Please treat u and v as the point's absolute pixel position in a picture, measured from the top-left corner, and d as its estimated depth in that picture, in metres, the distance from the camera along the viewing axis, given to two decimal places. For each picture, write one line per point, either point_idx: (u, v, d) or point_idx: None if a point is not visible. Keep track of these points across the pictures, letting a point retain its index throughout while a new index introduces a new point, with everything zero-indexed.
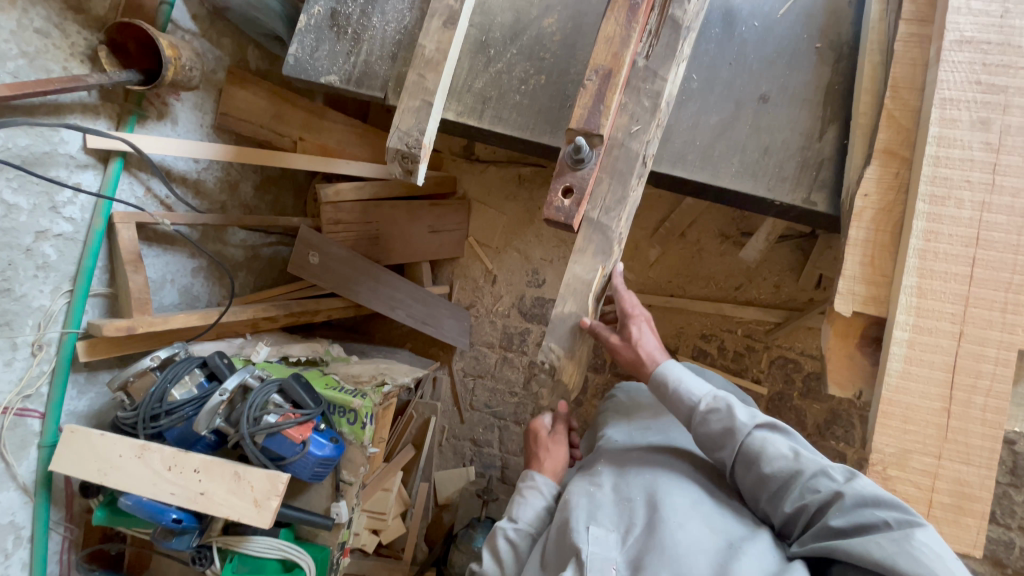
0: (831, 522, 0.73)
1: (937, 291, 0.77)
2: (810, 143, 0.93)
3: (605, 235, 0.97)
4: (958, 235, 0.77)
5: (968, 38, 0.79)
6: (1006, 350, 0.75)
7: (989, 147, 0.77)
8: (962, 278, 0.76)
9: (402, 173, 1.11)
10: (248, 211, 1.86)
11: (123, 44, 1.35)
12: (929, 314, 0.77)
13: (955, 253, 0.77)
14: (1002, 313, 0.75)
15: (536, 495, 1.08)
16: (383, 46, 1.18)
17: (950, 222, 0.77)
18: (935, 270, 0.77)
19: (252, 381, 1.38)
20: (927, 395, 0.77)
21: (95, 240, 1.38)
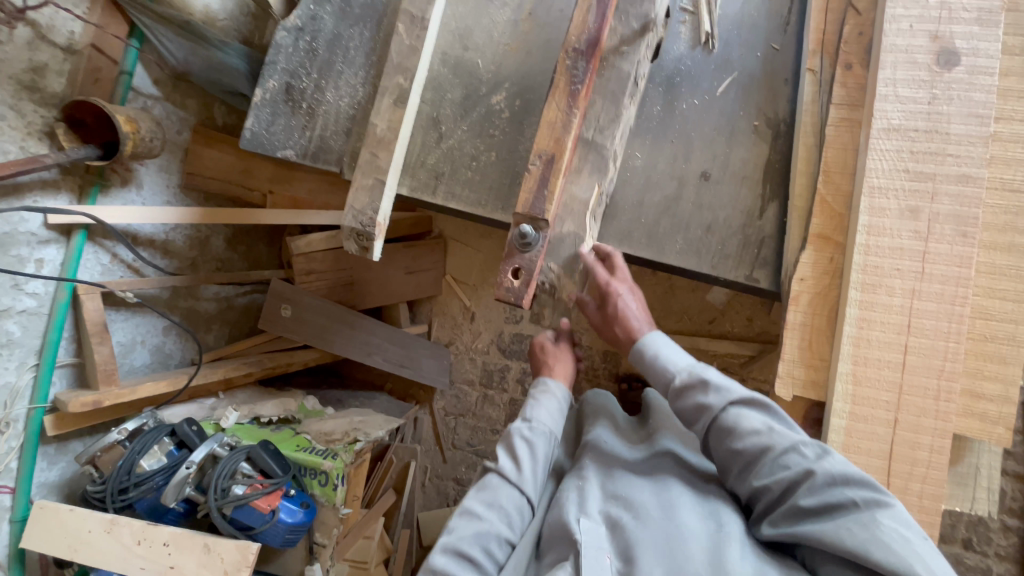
0: (801, 504, 0.74)
1: (872, 379, 0.78)
2: (751, 221, 0.95)
3: (600, 152, 0.95)
4: (890, 323, 0.78)
5: (895, 125, 0.80)
6: (940, 438, 0.76)
7: (918, 236, 0.78)
8: (895, 366, 0.78)
9: (358, 250, 1.12)
10: (220, 265, 1.87)
11: (81, 119, 1.35)
12: (865, 402, 0.78)
13: (887, 341, 0.78)
14: (935, 400, 0.76)
15: (550, 397, 1.13)
16: (338, 120, 1.20)
17: (882, 310, 0.78)
18: (869, 357, 0.78)
19: (220, 450, 1.39)
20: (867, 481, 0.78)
21: (59, 313, 1.38)
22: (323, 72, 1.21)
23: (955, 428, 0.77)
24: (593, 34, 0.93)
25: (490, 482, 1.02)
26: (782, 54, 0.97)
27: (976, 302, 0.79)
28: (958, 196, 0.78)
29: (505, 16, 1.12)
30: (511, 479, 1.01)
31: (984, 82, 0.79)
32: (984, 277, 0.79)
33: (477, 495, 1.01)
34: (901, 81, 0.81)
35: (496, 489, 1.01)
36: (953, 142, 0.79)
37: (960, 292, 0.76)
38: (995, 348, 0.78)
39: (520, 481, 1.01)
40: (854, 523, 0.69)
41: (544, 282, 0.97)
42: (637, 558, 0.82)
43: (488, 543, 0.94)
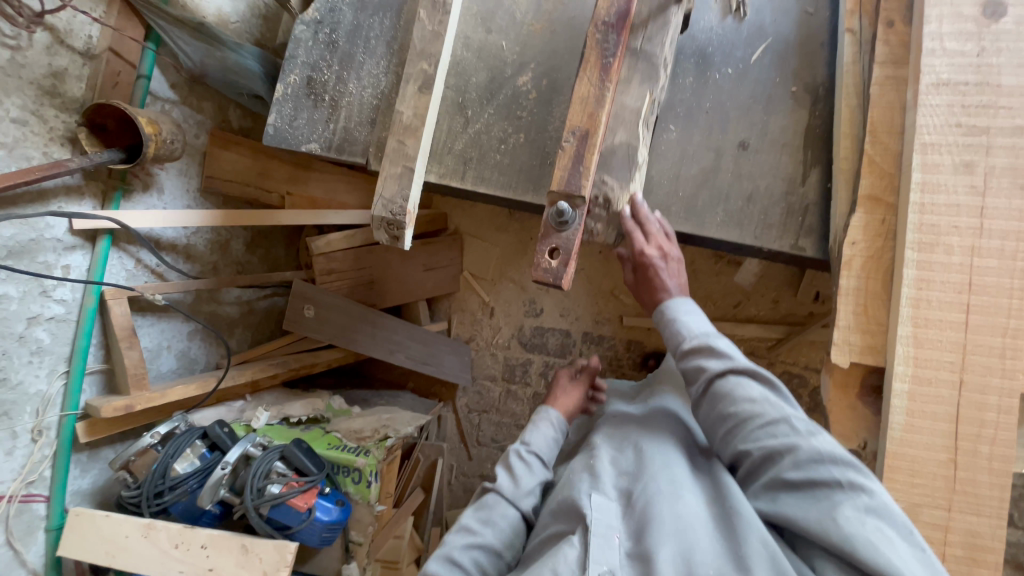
0: (785, 476, 0.77)
1: (934, 340, 0.76)
2: (793, 189, 0.93)
3: (650, 61, 0.94)
4: (951, 282, 0.75)
5: (945, 79, 0.78)
6: (1009, 398, 0.73)
7: (974, 191, 0.76)
8: (958, 325, 0.75)
9: (389, 240, 1.11)
10: (240, 268, 1.87)
11: (103, 124, 1.35)
12: (928, 364, 0.76)
13: (949, 300, 0.75)
14: (1002, 359, 0.73)
15: (547, 423, 1.19)
16: (361, 111, 1.19)
17: (941, 269, 0.76)
18: (930, 318, 0.76)
19: (254, 450, 1.38)
20: (932, 446, 0.75)
21: (87, 319, 1.38)
22: (344, 63, 1.20)
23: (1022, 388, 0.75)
24: (623, 6, 0.92)
25: (489, 500, 1.05)
26: (816, 17, 0.95)
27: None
28: (1014, 148, 0.75)
29: None
30: (506, 494, 1.05)
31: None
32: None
33: (474, 514, 1.04)
34: (947, 33, 0.79)
35: (493, 507, 1.04)
36: (1007, 94, 0.76)
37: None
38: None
39: (517, 496, 1.05)
40: (840, 508, 0.70)
41: (598, 194, 0.96)
42: (647, 534, 0.79)
43: (479, 557, 0.98)
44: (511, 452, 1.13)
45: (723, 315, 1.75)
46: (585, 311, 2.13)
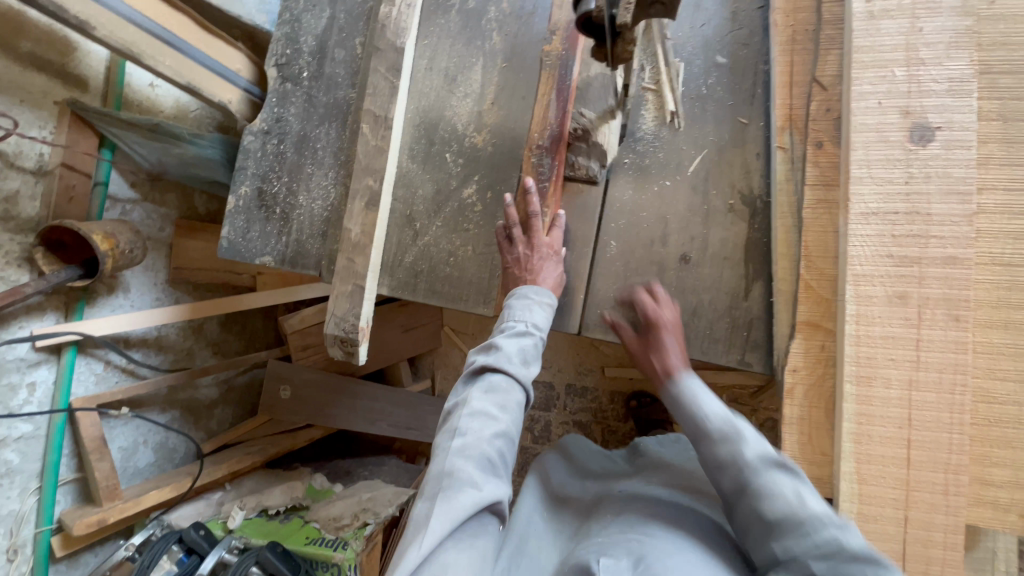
0: (754, 512, 0.67)
1: (876, 475, 0.75)
2: (737, 302, 0.92)
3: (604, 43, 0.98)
4: (891, 417, 0.75)
5: (872, 209, 0.78)
6: (954, 534, 0.73)
7: (909, 324, 0.75)
8: (900, 461, 0.75)
9: (344, 355, 1.11)
10: (216, 348, 1.87)
11: (60, 240, 1.35)
12: (871, 500, 0.75)
13: (890, 435, 0.75)
14: (945, 495, 0.73)
15: (543, 305, 0.93)
16: (312, 223, 1.19)
17: (881, 403, 0.76)
18: (871, 453, 0.76)
19: (229, 556, 1.38)
20: None
21: (56, 433, 1.38)
22: (294, 175, 1.21)
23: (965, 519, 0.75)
24: (556, 129, 0.96)
25: (499, 383, 0.83)
26: (751, 126, 0.95)
27: (977, 385, 0.76)
28: (948, 277, 0.74)
29: (468, 107, 1.12)
30: (519, 377, 0.84)
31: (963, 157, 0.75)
32: (978, 357, 0.76)
33: (486, 398, 0.81)
34: (874, 162, 0.78)
35: (508, 390, 0.82)
36: (936, 223, 0.75)
37: (960, 380, 0.73)
38: (996, 429, 0.76)
39: (527, 372, 0.85)
40: (809, 537, 0.62)
41: (577, 127, 0.97)
42: None
43: (499, 444, 0.78)
44: (512, 329, 0.89)
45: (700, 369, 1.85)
46: (566, 363, 2.19)
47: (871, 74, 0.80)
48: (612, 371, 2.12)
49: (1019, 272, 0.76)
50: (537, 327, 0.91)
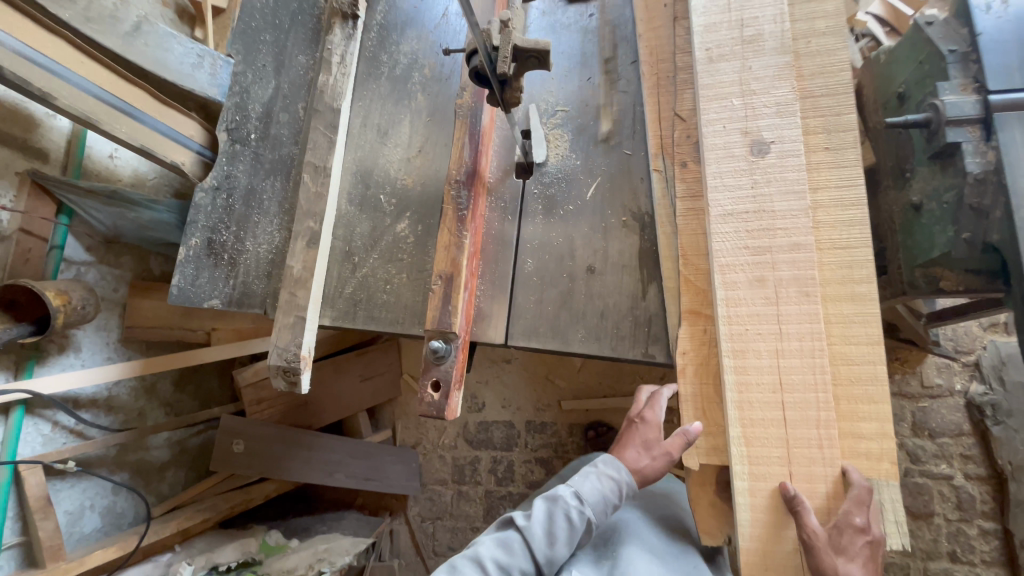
0: None
1: (761, 437, 0.85)
2: (637, 303, 1.05)
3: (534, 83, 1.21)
4: (765, 383, 0.86)
5: (726, 210, 0.93)
6: (835, 484, 0.82)
7: (769, 301, 0.88)
8: (778, 422, 0.85)
9: (287, 385, 1.17)
10: (170, 408, 1.88)
11: (14, 299, 1.39)
12: (760, 461, 0.85)
13: (766, 400, 0.86)
14: (821, 449, 0.83)
15: (606, 477, 0.98)
16: (259, 266, 1.28)
17: (755, 371, 0.87)
18: (754, 417, 0.86)
19: None
20: (780, 540, 0.83)
21: (0, 494, 1.36)
22: (241, 224, 1.31)
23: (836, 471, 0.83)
24: (470, 167, 1.08)
25: (510, 538, 0.96)
26: (635, 157, 1.13)
27: (836, 350, 0.88)
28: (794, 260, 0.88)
29: (399, 155, 1.27)
30: (529, 540, 0.94)
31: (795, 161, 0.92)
32: (831, 326, 0.89)
33: (492, 549, 0.95)
34: (725, 171, 0.94)
35: (515, 550, 0.94)
36: (781, 216, 0.90)
37: (817, 345, 0.85)
38: (854, 387, 0.86)
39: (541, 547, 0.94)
40: None
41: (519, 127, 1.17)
42: None
43: None
44: (554, 495, 0.98)
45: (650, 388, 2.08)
46: (524, 401, 2.25)
47: (714, 103, 0.97)
48: (569, 405, 2.19)
49: (854, 251, 0.90)
50: (578, 495, 0.96)
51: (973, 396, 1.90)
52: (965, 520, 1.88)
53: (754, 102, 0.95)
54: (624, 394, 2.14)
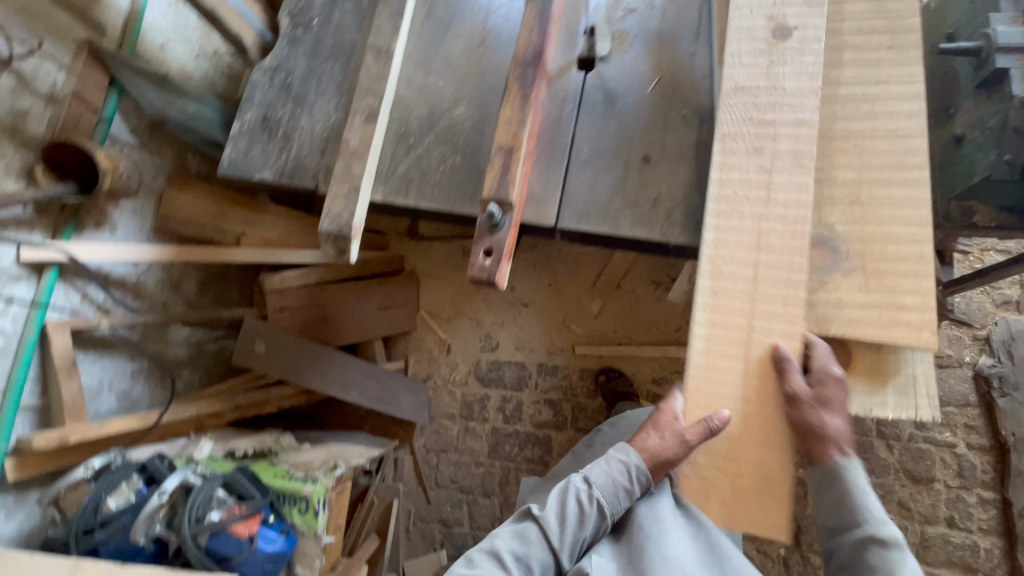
0: None
1: (728, 289, 0.93)
2: (691, 192, 1.08)
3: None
4: (742, 242, 0.93)
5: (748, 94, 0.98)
6: (789, 339, 0.90)
7: (763, 170, 0.94)
8: (747, 277, 0.92)
9: (335, 252, 1.18)
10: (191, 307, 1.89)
11: (60, 161, 1.41)
12: (723, 310, 0.93)
13: (739, 257, 0.93)
14: (784, 305, 0.90)
15: (621, 464, 0.99)
16: (312, 142, 1.30)
17: (734, 231, 0.94)
18: (726, 271, 0.94)
19: (193, 479, 1.35)
20: (725, 382, 0.92)
21: (25, 352, 1.37)
22: (298, 102, 1.33)
23: (873, 338, 0.88)
24: (538, 48, 1.09)
25: (529, 533, 0.98)
26: (695, 58, 1.16)
27: (878, 231, 0.93)
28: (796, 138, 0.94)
29: (461, 45, 1.29)
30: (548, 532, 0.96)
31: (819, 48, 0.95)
32: (876, 208, 0.94)
33: (510, 543, 0.97)
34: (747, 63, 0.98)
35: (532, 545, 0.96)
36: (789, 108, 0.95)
37: (801, 214, 0.91)
38: (899, 263, 0.90)
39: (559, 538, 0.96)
40: None
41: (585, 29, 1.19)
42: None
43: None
44: (569, 485, 1.01)
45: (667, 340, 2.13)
46: (540, 343, 2.25)
47: None
48: (583, 349, 2.21)
49: (908, 142, 0.95)
50: (592, 481, 0.99)
51: (982, 367, 1.94)
52: (965, 487, 1.91)
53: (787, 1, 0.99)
54: (638, 343, 2.16)
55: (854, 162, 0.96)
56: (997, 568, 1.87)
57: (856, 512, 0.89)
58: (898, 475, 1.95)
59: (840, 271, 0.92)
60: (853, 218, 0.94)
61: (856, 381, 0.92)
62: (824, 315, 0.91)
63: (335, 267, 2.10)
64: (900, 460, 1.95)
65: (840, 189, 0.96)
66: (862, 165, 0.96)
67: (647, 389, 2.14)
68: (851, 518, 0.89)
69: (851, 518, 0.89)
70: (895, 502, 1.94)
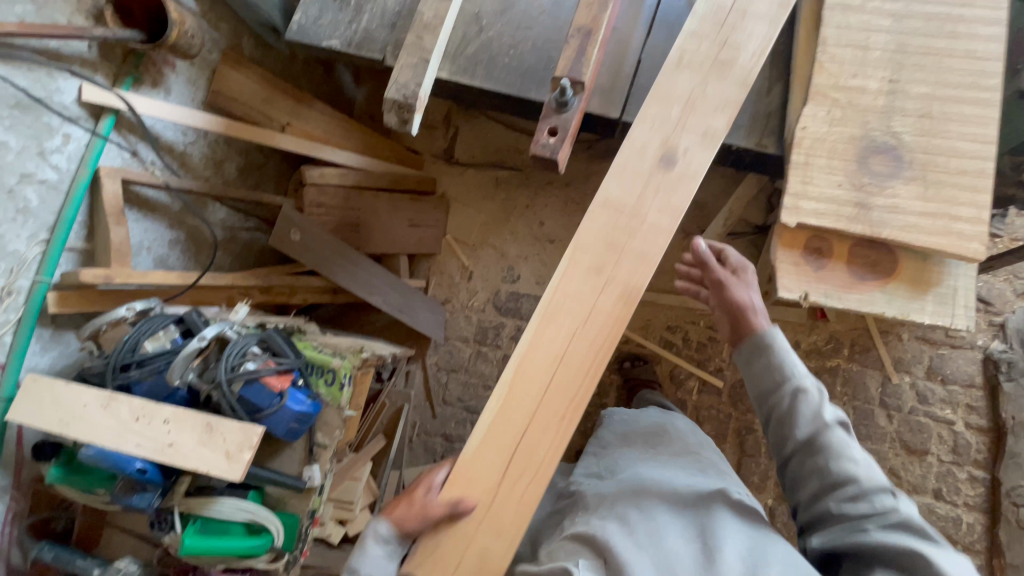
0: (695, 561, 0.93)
1: (604, 235, 1.03)
2: (762, 97, 1.12)
3: None
4: (629, 194, 1.04)
5: (630, 172, 1.04)
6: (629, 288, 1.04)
7: (679, 116, 1.04)
8: (623, 229, 1.03)
9: (397, 123, 1.18)
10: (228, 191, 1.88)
11: (128, 8, 1.41)
12: (592, 251, 1.04)
13: (620, 207, 1.04)
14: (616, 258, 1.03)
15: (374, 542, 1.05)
16: (384, 14, 1.30)
17: (626, 182, 1.04)
18: (606, 217, 1.04)
19: (231, 333, 1.38)
20: (564, 315, 1.02)
21: (78, 191, 1.40)
22: None
23: (928, 244, 0.91)
24: None
25: None
26: None
27: (942, 145, 0.95)
28: (643, 201, 1.04)
29: None
30: None
31: (725, 82, 1.03)
32: (944, 123, 0.96)
33: None
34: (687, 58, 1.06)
35: None
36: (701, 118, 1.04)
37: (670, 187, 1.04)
38: (958, 176, 0.94)
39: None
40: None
41: None
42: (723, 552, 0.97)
43: None
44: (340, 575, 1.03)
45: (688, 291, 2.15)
46: None
47: None
48: None
49: (983, 64, 0.97)
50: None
51: (992, 351, 1.92)
52: (958, 463, 1.93)
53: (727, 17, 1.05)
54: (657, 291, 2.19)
55: (929, 78, 0.98)
56: (977, 544, 1.88)
57: (779, 377, 1.03)
58: (893, 444, 1.98)
59: (900, 179, 0.95)
60: (922, 130, 0.96)
61: (898, 285, 0.96)
62: (879, 219, 0.93)
63: (373, 173, 2.11)
64: (897, 430, 1.98)
65: (912, 102, 0.98)
66: (937, 82, 0.98)
67: (659, 334, 2.18)
68: (777, 383, 1.02)
69: (778, 384, 1.02)
70: (887, 469, 1.98)
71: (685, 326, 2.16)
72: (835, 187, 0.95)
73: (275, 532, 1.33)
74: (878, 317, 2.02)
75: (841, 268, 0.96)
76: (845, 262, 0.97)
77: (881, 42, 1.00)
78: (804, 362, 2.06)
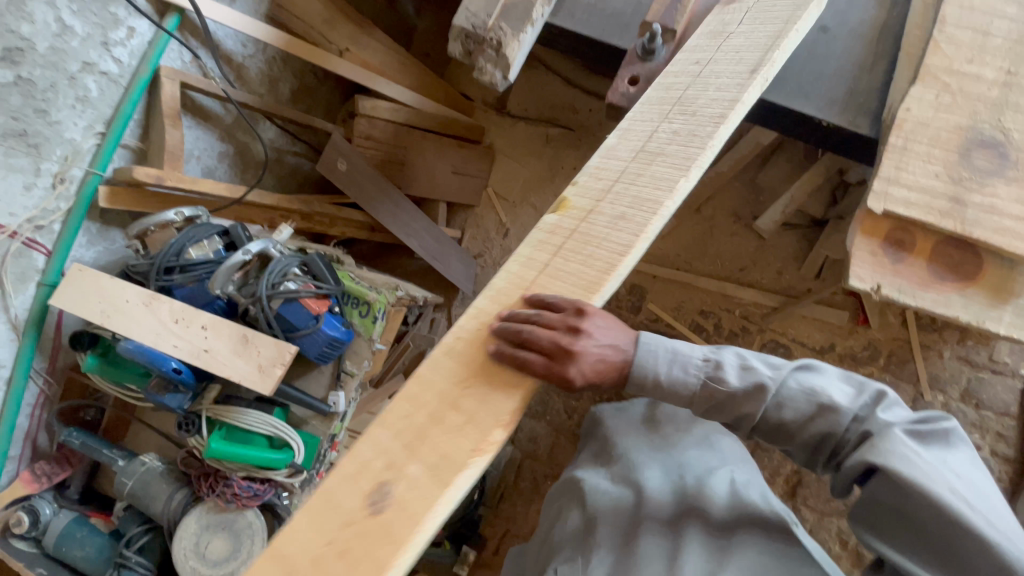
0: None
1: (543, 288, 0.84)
2: (862, 73, 1.05)
3: None
4: (592, 236, 0.84)
5: (416, 389, 0.80)
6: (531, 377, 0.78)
7: (711, 37, 0.95)
8: (553, 276, 0.84)
9: (463, 54, 1.13)
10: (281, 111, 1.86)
11: None
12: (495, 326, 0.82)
13: (566, 263, 0.84)
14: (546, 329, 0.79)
15: None
16: None
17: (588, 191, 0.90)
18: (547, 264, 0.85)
19: (273, 251, 1.38)
20: (411, 415, 0.77)
21: (137, 87, 1.39)
22: None
23: (1021, 251, 0.84)
24: None
25: None
26: None
27: None
28: (432, 420, 0.77)
29: None
30: None
31: (596, 258, 0.82)
32: None
33: None
34: (651, 102, 0.94)
35: None
36: (647, 176, 0.86)
37: (641, 212, 0.83)
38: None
39: None
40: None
41: None
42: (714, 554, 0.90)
43: None
44: None
45: (727, 278, 2.10)
46: None
47: None
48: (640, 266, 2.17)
49: None
50: None
51: None
52: None
53: (535, 288, 0.84)
54: (697, 272, 2.12)
55: None
56: None
57: (688, 380, 0.87)
58: None
59: (1002, 178, 0.88)
60: None
61: (977, 291, 0.89)
62: (973, 218, 0.86)
63: (424, 113, 2.06)
64: None
65: None
66: None
67: (691, 318, 2.12)
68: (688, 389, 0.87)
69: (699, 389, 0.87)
70: None
71: (719, 313, 2.10)
72: (932, 177, 0.89)
73: (295, 449, 1.36)
74: (920, 330, 1.95)
75: (921, 265, 0.90)
76: (926, 259, 0.90)
77: (1003, 29, 0.92)
78: (836, 366, 2.00)
